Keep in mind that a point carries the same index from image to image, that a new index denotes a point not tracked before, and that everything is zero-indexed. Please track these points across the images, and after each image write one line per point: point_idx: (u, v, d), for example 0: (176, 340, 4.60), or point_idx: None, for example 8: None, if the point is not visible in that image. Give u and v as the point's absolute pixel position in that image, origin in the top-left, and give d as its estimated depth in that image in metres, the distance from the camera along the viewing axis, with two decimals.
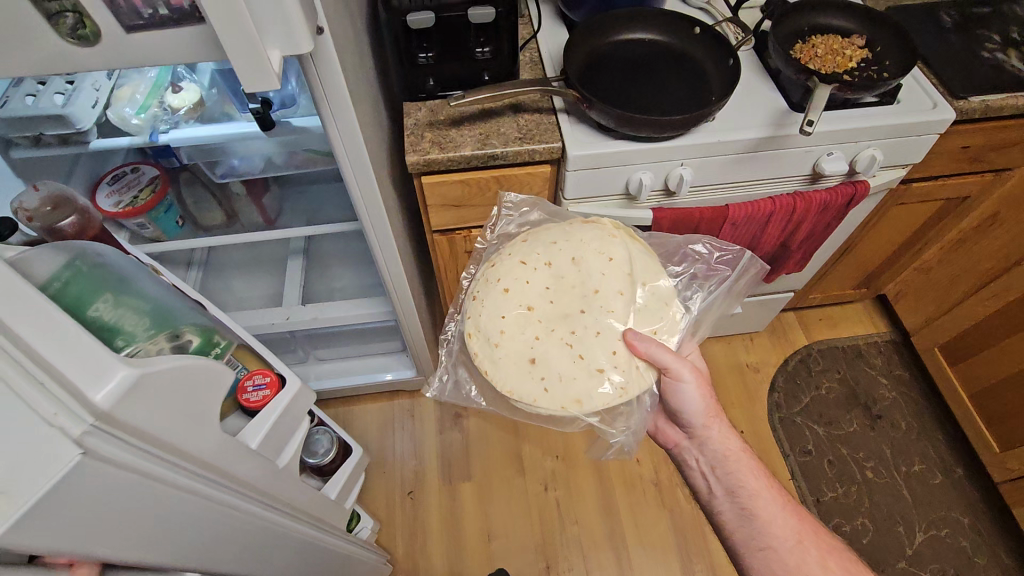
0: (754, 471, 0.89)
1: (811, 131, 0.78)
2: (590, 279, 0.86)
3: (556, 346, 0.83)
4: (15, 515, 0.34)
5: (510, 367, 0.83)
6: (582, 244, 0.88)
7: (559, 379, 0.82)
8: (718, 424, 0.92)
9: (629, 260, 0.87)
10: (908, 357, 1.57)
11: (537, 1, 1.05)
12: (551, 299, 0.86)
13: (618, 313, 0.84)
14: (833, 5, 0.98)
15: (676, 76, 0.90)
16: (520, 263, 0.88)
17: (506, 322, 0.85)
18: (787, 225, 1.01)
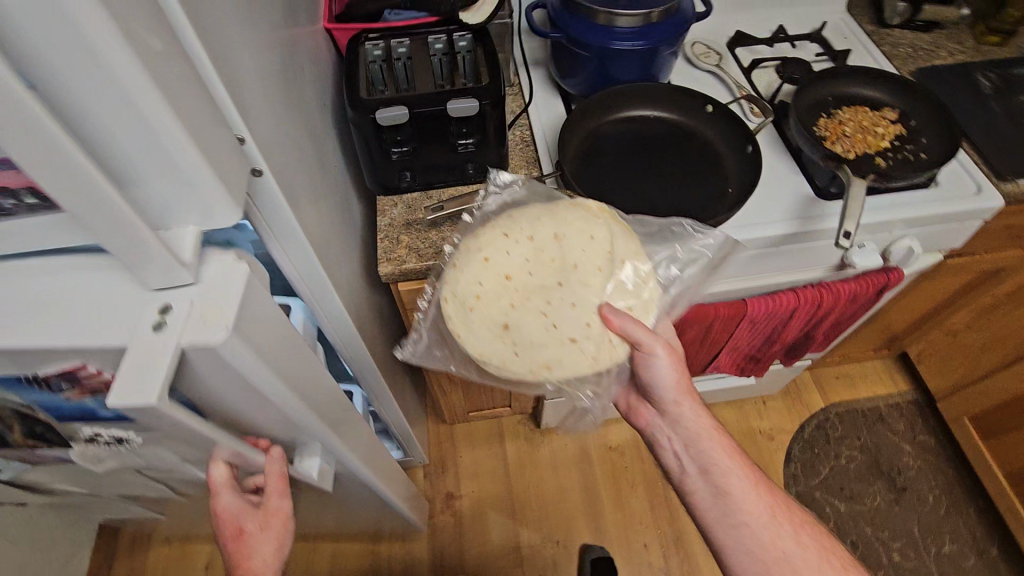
0: (724, 448, 0.75)
1: (848, 246, 0.67)
2: (570, 253, 0.70)
3: (532, 317, 0.68)
4: (231, 313, 0.41)
5: (482, 331, 0.69)
6: (566, 220, 0.71)
7: (527, 347, 0.67)
8: (690, 397, 0.76)
9: (619, 229, 0.71)
10: (932, 420, 1.47)
11: (527, 69, 0.94)
12: (530, 269, 0.70)
13: (596, 288, 0.69)
14: (861, 72, 0.88)
15: (684, 165, 0.80)
16: (500, 236, 0.72)
17: (476, 288, 0.70)
18: (810, 318, 0.90)
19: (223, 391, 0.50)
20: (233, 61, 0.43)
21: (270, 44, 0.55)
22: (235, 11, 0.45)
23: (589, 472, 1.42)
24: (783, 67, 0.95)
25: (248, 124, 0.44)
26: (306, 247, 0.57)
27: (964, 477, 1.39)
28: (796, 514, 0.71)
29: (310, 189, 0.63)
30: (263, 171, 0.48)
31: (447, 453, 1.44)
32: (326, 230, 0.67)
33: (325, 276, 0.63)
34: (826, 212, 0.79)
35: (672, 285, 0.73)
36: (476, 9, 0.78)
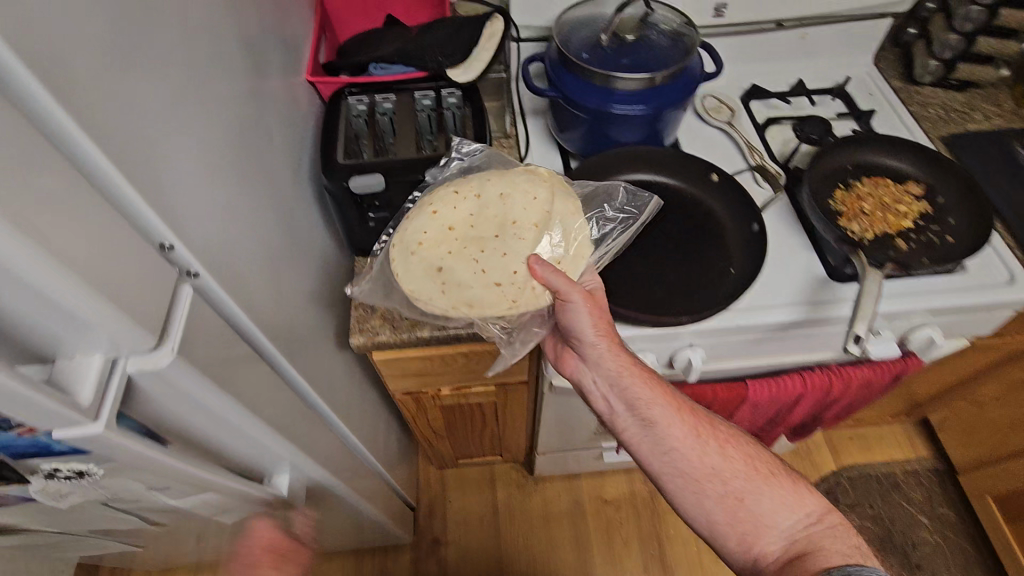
0: (651, 384, 0.65)
1: (858, 352, 0.60)
2: (512, 211, 0.69)
3: (465, 262, 0.66)
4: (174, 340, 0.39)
5: (416, 271, 0.67)
6: (514, 181, 0.71)
7: (455, 288, 0.65)
8: (614, 334, 0.65)
9: (564, 198, 0.70)
10: (953, 490, 1.37)
11: (525, 119, 0.89)
12: (472, 223, 0.69)
13: (530, 244, 0.66)
14: (885, 140, 0.81)
15: (684, 236, 0.74)
16: (449, 190, 0.70)
17: (418, 231, 0.68)
18: (819, 402, 0.83)
19: (178, 419, 0.47)
20: (161, 165, 0.39)
21: (226, 121, 0.51)
22: (172, 104, 0.41)
23: (582, 524, 1.35)
24: (800, 126, 0.89)
25: (178, 231, 0.40)
26: (258, 337, 0.53)
27: (986, 558, 1.29)
28: (712, 425, 0.64)
29: (272, 267, 0.59)
30: (200, 274, 0.43)
31: (435, 497, 1.38)
32: (290, 308, 0.62)
33: (283, 359, 0.59)
34: (838, 297, 0.73)
35: (606, 239, 0.69)
36: (467, 65, 0.73)
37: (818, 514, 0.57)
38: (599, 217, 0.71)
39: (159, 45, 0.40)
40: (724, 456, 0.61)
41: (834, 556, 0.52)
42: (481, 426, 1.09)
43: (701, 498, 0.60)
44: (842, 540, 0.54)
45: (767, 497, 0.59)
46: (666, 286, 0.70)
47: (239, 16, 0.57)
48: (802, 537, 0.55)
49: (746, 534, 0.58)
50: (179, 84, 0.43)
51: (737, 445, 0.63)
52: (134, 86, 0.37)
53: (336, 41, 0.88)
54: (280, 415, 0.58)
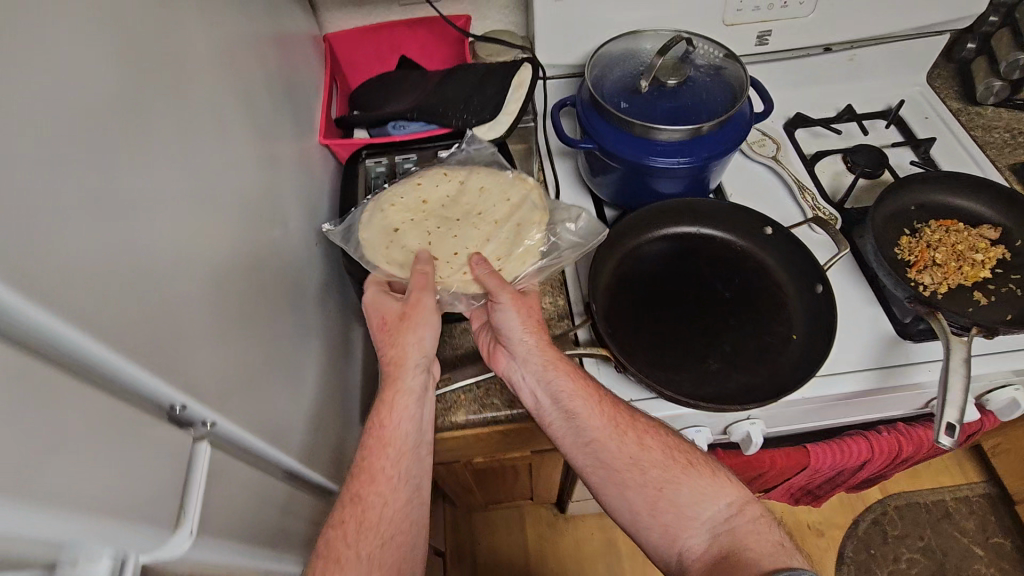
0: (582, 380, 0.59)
1: (951, 445, 0.54)
2: (486, 209, 0.64)
3: (420, 234, 0.62)
4: (189, 520, 0.34)
5: (371, 222, 0.62)
6: (497, 176, 0.65)
7: (397, 251, 0.60)
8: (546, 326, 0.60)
9: (536, 206, 0.64)
10: (1006, 518, 1.30)
11: (553, 163, 0.83)
12: (445, 205, 0.64)
13: (483, 242, 0.61)
14: (951, 177, 0.74)
15: (735, 296, 0.68)
16: (438, 170, 0.66)
17: (393, 192, 0.64)
18: (886, 464, 0.76)
19: None
20: (161, 320, 0.33)
21: (235, 225, 0.46)
22: (170, 238, 0.36)
23: (616, 566, 1.29)
24: (850, 154, 0.82)
25: (185, 388, 0.35)
26: (283, 459, 0.48)
27: None
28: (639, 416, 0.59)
29: (292, 371, 0.53)
30: (216, 421, 0.38)
31: (463, 539, 1.33)
32: (312, 409, 0.57)
33: (308, 470, 0.53)
34: (913, 361, 0.66)
35: (554, 259, 0.62)
36: (494, 120, 0.68)
37: (739, 505, 0.53)
38: (551, 243, 0.63)
39: (153, 174, 0.35)
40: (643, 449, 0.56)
41: (764, 559, 0.48)
42: (512, 480, 1.04)
43: (622, 490, 0.56)
44: (764, 535, 0.50)
45: (686, 488, 0.54)
46: (721, 358, 0.64)
47: (245, 95, 0.51)
48: (726, 531, 0.51)
49: (669, 526, 0.54)
50: (178, 208, 0.37)
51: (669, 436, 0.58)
52: (122, 239, 0.31)
53: (348, 88, 0.82)
54: (301, 528, 0.53)
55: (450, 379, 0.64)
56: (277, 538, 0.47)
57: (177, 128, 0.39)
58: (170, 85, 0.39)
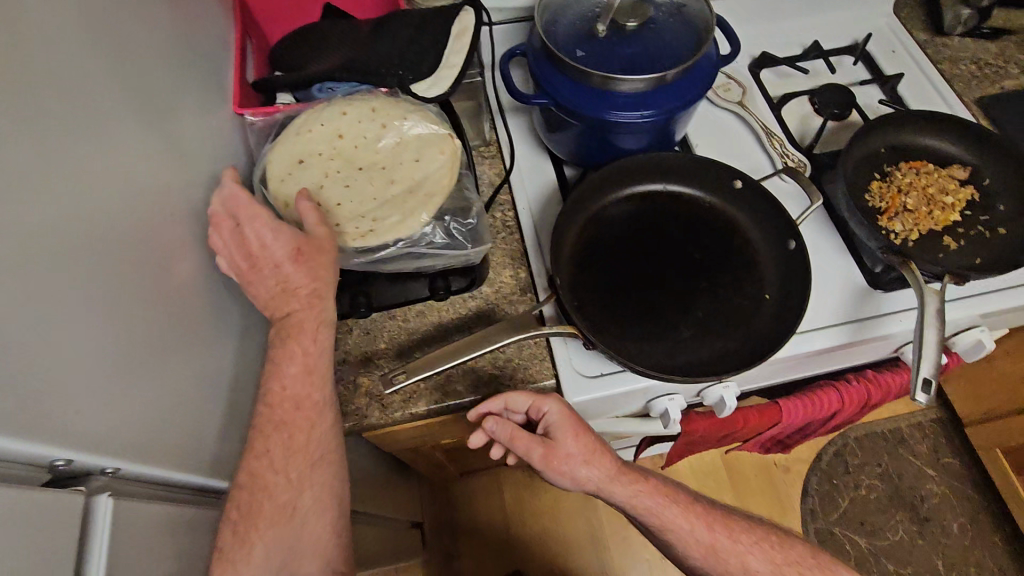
0: (655, 491, 0.60)
1: (927, 401, 0.53)
2: (396, 164, 0.54)
3: (321, 170, 0.54)
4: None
5: (280, 147, 0.55)
6: (417, 129, 0.55)
7: (291, 184, 0.53)
8: (598, 443, 0.58)
9: (445, 171, 0.53)
10: (956, 439, 1.37)
11: (506, 123, 0.76)
12: (359, 145, 0.55)
13: (371, 198, 0.52)
14: (923, 116, 0.71)
15: (710, 267, 0.64)
16: (366, 105, 0.57)
17: (310, 119, 0.56)
18: (855, 410, 0.76)
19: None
20: (43, 382, 0.29)
21: (130, 226, 0.38)
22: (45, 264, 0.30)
23: (593, 518, 1.32)
24: (816, 95, 0.79)
25: (68, 443, 0.31)
26: (209, 483, 0.45)
27: (991, 503, 1.31)
28: (717, 514, 0.62)
29: (220, 389, 0.47)
30: (122, 465, 0.35)
31: (441, 508, 1.33)
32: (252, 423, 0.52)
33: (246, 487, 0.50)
34: (884, 311, 0.65)
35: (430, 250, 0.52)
36: (435, 77, 0.60)
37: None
38: (453, 230, 0.52)
39: (2, 194, 0.28)
40: (742, 562, 0.59)
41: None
42: (484, 451, 1.01)
43: None
44: None
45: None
46: (694, 325, 0.61)
47: (132, 73, 0.43)
48: None
49: None
50: (42, 231, 0.31)
51: (750, 534, 0.62)
52: None
53: (265, 43, 0.72)
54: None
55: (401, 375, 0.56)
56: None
57: (36, 125, 0.31)
58: (17, 68, 0.31)
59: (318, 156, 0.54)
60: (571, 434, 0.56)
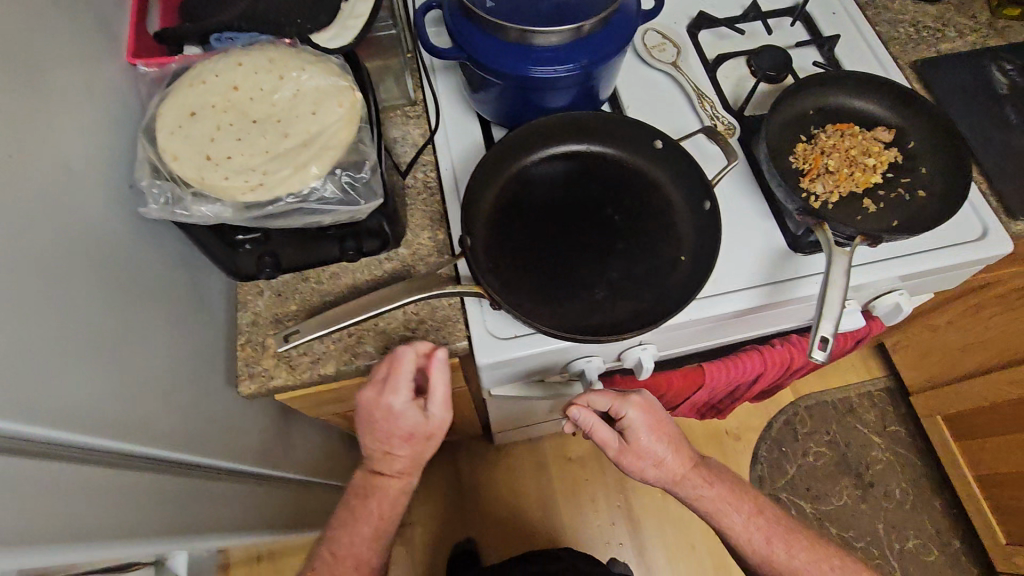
0: (720, 496, 0.72)
1: (824, 358, 0.53)
2: (291, 117, 0.52)
3: (213, 124, 0.52)
4: None
5: (171, 99, 0.53)
6: (316, 82, 0.53)
7: (180, 135, 0.51)
8: (672, 449, 0.69)
9: (342, 125, 0.51)
10: (904, 408, 1.40)
11: (433, 84, 0.74)
12: (254, 97, 0.53)
13: (263, 152, 0.50)
14: (851, 77, 0.70)
15: (629, 229, 0.63)
16: (263, 56, 0.54)
17: (206, 70, 0.54)
18: (780, 374, 0.77)
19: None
20: None
21: None
22: None
23: (546, 486, 1.34)
24: (754, 58, 0.76)
25: None
26: (119, 443, 0.47)
27: (933, 469, 1.35)
28: (779, 527, 0.73)
29: (105, 349, 0.47)
30: None
31: None
32: (147, 384, 0.51)
33: (153, 451, 0.51)
34: (800, 274, 0.65)
35: (321, 205, 0.51)
36: (338, 28, 0.59)
37: None
38: (346, 185, 0.51)
39: None
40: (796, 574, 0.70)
41: None
42: None
43: None
44: None
45: None
46: (608, 286, 0.61)
47: None
48: None
49: None
50: None
51: (809, 552, 0.72)
52: None
53: None
54: (148, 511, 0.51)
55: (298, 332, 0.58)
56: (91, 529, 0.43)
57: None
58: None
59: (210, 108, 0.52)
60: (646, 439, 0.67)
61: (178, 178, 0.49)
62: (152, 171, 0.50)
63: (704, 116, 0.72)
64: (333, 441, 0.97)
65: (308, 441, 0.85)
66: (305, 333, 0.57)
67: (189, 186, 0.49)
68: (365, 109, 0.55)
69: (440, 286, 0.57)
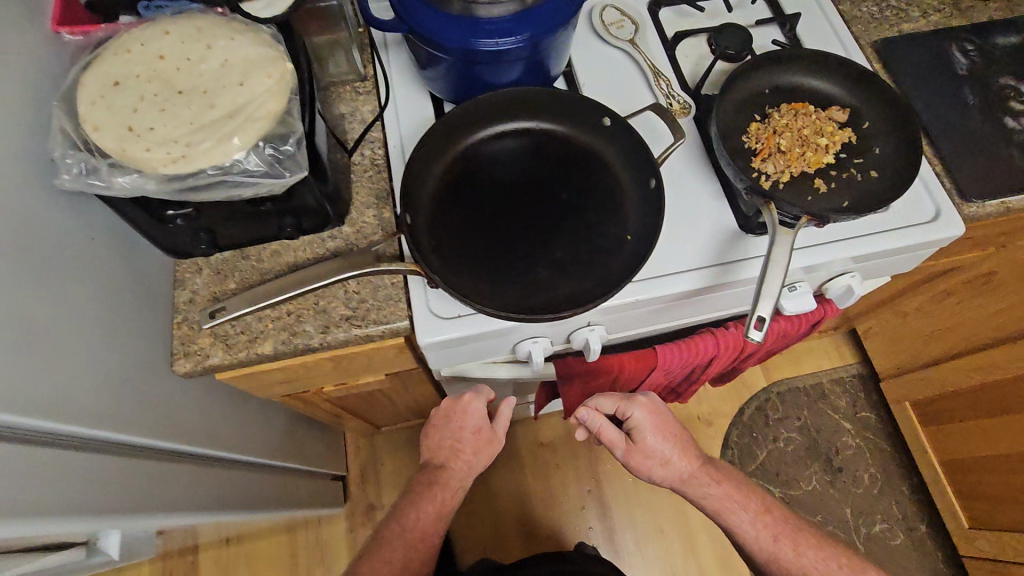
0: (728, 495, 0.74)
1: (761, 338, 0.53)
2: (217, 88, 0.50)
3: (134, 93, 0.50)
4: None
5: (92, 67, 0.51)
6: (245, 53, 0.52)
7: (99, 105, 0.49)
8: (677, 449, 0.73)
9: (271, 97, 0.50)
10: (874, 394, 1.41)
11: (384, 59, 0.73)
12: (180, 68, 0.51)
13: (186, 123, 0.49)
14: (807, 55, 0.68)
15: (577, 208, 0.62)
16: (191, 25, 0.53)
17: (130, 38, 0.52)
18: (735, 357, 0.77)
19: None
20: None
21: None
22: None
23: (517, 470, 1.34)
24: (715, 37, 0.74)
25: None
26: (55, 424, 0.46)
27: (901, 455, 1.36)
28: (784, 525, 0.75)
29: (31, 323, 0.45)
30: None
31: (366, 461, 1.34)
32: (83, 361, 0.50)
33: (97, 429, 0.50)
34: (750, 255, 0.64)
35: (246, 179, 0.50)
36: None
37: None
38: (271, 158, 0.49)
39: None
40: (803, 570, 0.71)
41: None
42: (389, 402, 1.01)
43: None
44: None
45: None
46: (552, 265, 0.60)
47: None
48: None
49: None
50: None
51: (814, 550, 0.73)
52: None
53: None
54: (99, 489, 0.50)
55: (225, 309, 0.59)
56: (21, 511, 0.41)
57: None
58: None
59: (134, 77, 0.50)
60: (651, 439, 0.71)
61: (97, 149, 0.48)
62: (69, 141, 0.48)
63: (660, 95, 0.71)
64: (292, 424, 0.97)
65: (262, 423, 0.85)
66: (230, 310, 0.58)
67: (108, 158, 0.48)
68: (297, 81, 0.53)
69: (376, 265, 0.56)
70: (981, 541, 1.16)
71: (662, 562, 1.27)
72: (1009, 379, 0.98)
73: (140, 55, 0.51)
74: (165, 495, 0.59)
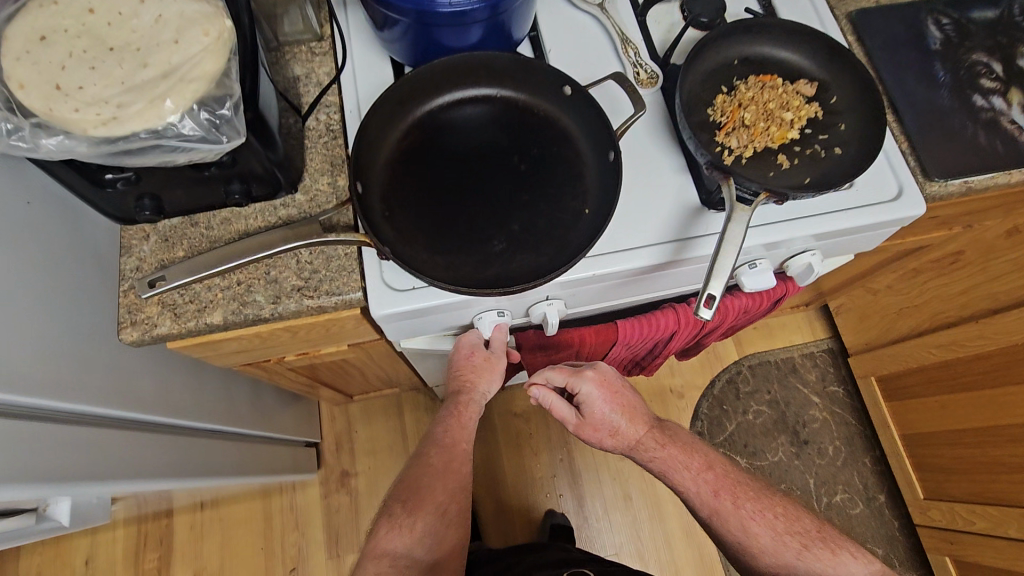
0: (675, 458, 0.73)
1: (710, 316, 0.53)
2: (149, 46, 0.48)
3: (60, 48, 0.47)
4: None
5: (14, 19, 0.47)
6: (179, 9, 0.49)
7: (20, 59, 0.46)
8: (625, 417, 0.71)
9: (206, 57, 0.47)
10: (843, 369, 1.43)
11: (342, 19, 0.70)
12: (111, 23, 0.48)
13: (116, 82, 0.46)
14: (777, 26, 0.67)
15: (534, 178, 0.61)
16: None
17: None
18: (697, 331, 0.77)
19: None
20: None
21: None
22: None
23: (490, 438, 1.36)
24: (687, 4, 0.71)
25: None
26: None
27: (866, 427, 1.39)
28: (727, 481, 0.73)
29: None
30: None
31: (340, 429, 1.35)
32: (23, 328, 0.49)
33: (41, 398, 0.49)
34: (708, 232, 0.63)
35: (180, 143, 0.48)
36: None
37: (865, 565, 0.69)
38: (208, 123, 0.48)
39: None
40: (739, 524, 0.70)
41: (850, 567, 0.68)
42: (358, 372, 1.01)
43: (729, 539, 0.71)
44: None
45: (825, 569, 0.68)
46: (507, 237, 0.59)
47: None
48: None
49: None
50: None
51: (755, 504, 0.72)
52: None
53: None
54: (37, 454, 0.49)
55: (165, 278, 0.58)
56: None
57: None
58: None
59: (63, 31, 0.48)
60: (600, 409, 0.70)
61: (22, 108, 0.45)
62: None
63: (627, 63, 0.69)
64: (259, 394, 0.96)
65: (224, 394, 0.84)
66: (170, 279, 0.58)
67: (33, 117, 0.46)
68: (237, 41, 0.50)
69: (325, 236, 0.55)
70: (935, 511, 1.20)
71: (629, 529, 1.30)
72: (970, 357, 1.00)
73: (70, 7, 0.48)
74: (112, 462, 0.59)
